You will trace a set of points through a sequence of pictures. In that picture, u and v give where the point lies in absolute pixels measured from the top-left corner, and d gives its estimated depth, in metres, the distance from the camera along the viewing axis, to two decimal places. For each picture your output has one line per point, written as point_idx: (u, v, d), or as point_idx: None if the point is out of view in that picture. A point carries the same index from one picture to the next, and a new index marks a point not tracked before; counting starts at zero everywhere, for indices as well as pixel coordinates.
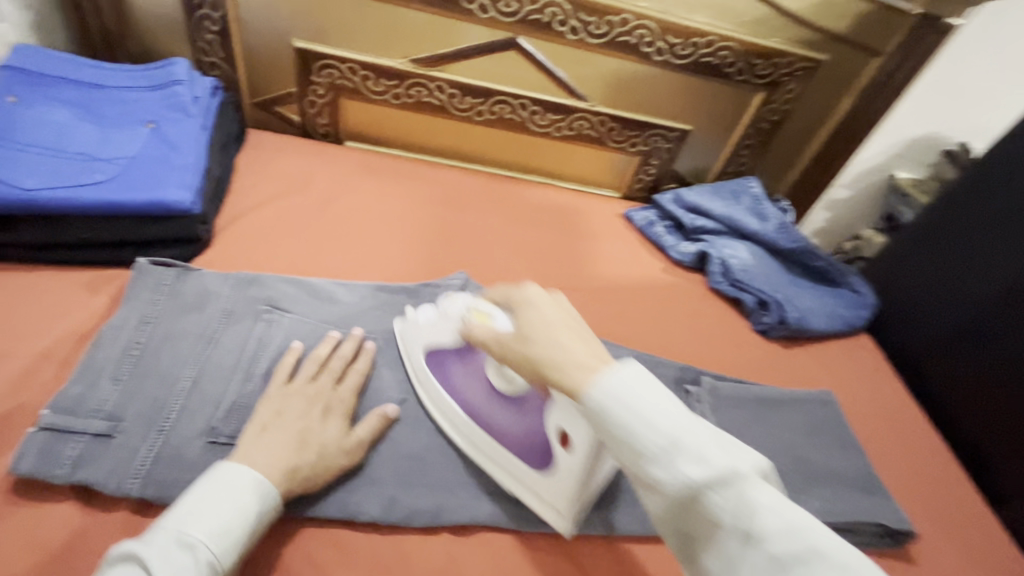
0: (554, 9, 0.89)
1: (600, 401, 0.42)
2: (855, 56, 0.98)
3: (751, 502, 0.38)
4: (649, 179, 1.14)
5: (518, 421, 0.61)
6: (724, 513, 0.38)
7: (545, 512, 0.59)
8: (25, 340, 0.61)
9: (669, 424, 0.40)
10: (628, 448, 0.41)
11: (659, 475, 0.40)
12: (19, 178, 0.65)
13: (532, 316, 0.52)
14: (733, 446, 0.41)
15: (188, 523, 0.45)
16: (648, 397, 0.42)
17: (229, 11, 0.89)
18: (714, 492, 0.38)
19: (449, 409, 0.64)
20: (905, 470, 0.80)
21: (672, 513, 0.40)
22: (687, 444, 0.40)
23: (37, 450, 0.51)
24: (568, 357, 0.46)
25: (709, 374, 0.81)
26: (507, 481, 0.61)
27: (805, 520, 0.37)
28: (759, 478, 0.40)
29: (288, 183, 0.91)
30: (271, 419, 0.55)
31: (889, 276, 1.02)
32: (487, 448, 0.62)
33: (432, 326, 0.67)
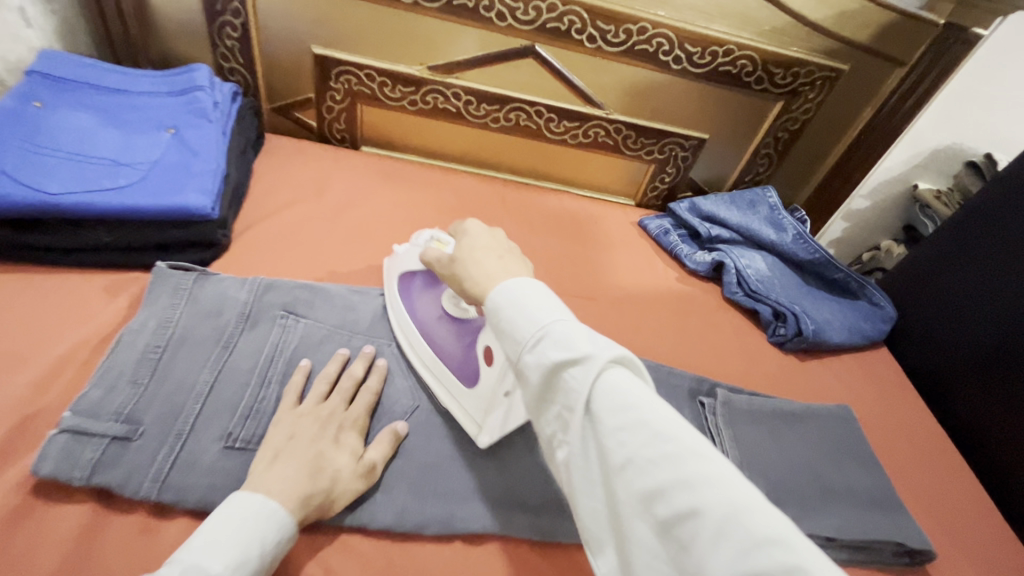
0: (571, 17, 0.89)
1: (497, 302, 0.46)
2: (876, 65, 0.96)
3: (600, 384, 0.39)
4: (664, 187, 1.13)
5: (458, 342, 0.67)
6: (573, 392, 0.39)
7: (467, 423, 0.64)
8: (47, 343, 0.62)
9: (543, 317, 0.42)
10: (509, 338, 0.44)
11: (527, 362, 0.41)
12: (43, 182, 0.66)
13: (465, 243, 0.56)
14: (600, 339, 0.42)
15: (206, 556, 0.44)
16: (529, 295, 0.44)
17: (249, 18, 0.90)
18: (568, 373, 0.39)
19: (404, 322, 0.71)
20: (925, 487, 0.79)
21: (536, 396, 0.42)
22: (553, 331, 0.41)
23: (57, 453, 0.51)
24: (487, 272, 0.51)
25: (724, 386, 0.80)
26: (443, 393, 0.66)
27: (647, 400, 0.38)
28: (616, 365, 0.40)
29: (305, 188, 0.92)
30: (285, 445, 0.55)
31: (911, 289, 1.01)
32: (429, 364, 0.68)
33: (405, 255, 0.74)
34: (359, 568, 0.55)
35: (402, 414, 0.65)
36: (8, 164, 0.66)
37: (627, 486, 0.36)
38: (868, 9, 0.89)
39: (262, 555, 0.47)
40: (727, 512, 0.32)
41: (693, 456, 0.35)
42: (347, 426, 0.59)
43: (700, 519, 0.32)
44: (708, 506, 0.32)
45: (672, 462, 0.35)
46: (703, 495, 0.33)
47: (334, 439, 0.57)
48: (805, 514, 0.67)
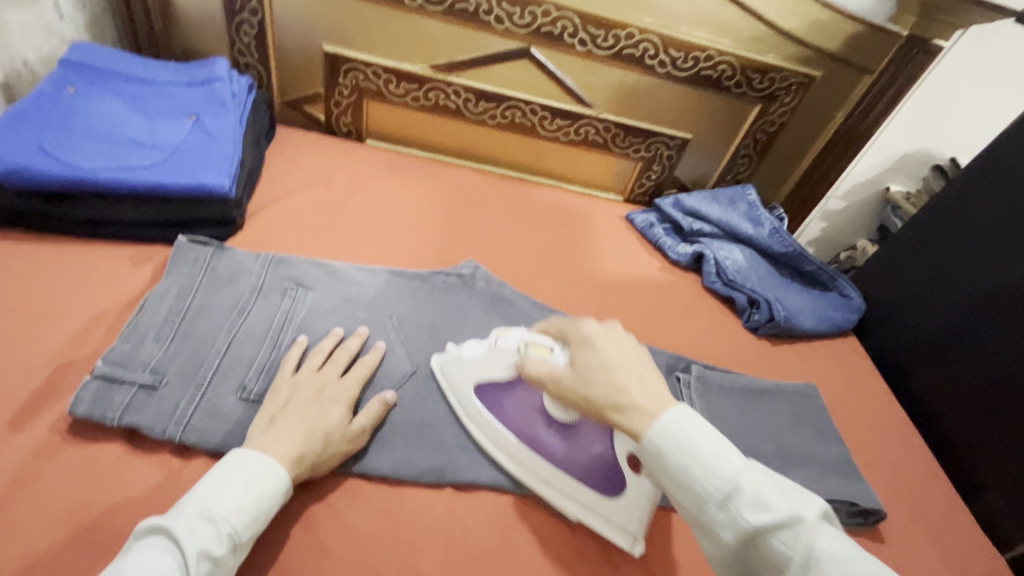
0: (564, 22, 0.96)
1: (665, 448, 0.50)
2: (847, 73, 1.04)
3: (810, 547, 0.45)
4: (650, 184, 1.20)
5: (579, 450, 0.65)
6: (785, 554, 0.45)
7: (620, 538, 0.63)
8: (77, 305, 0.69)
9: (730, 473, 0.48)
10: (693, 493, 0.49)
11: (721, 520, 0.47)
12: (77, 160, 0.73)
13: (594, 348, 0.58)
14: (794, 493, 0.48)
15: (210, 501, 0.50)
16: (710, 447, 0.49)
17: (266, 16, 0.97)
18: (778, 537, 0.45)
19: (505, 437, 0.67)
20: (883, 460, 0.85)
21: (736, 554, 0.48)
22: (745, 489, 0.47)
23: (92, 396, 0.58)
24: (636, 390, 0.54)
25: (699, 364, 0.87)
26: (579, 511, 0.64)
27: (853, 557, 0.44)
28: (819, 523, 0.46)
29: (314, 176, 0.98)
30: (279, 410, 0.59)
31: (879, 282, 1.07)
32: (554, 482, 0.65)
33: (479, 362, 0.68)
34: (359, 508, 0.61)
35: (401, 377, 0.71)
36: (46, 143, 0.73)
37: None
38: (838, 21, 0.97)
39: (261, 503, 0.52)
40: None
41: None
42: (349, 383, 0.65)
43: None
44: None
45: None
46: None
47: (329, 402, 0.62)
48: None
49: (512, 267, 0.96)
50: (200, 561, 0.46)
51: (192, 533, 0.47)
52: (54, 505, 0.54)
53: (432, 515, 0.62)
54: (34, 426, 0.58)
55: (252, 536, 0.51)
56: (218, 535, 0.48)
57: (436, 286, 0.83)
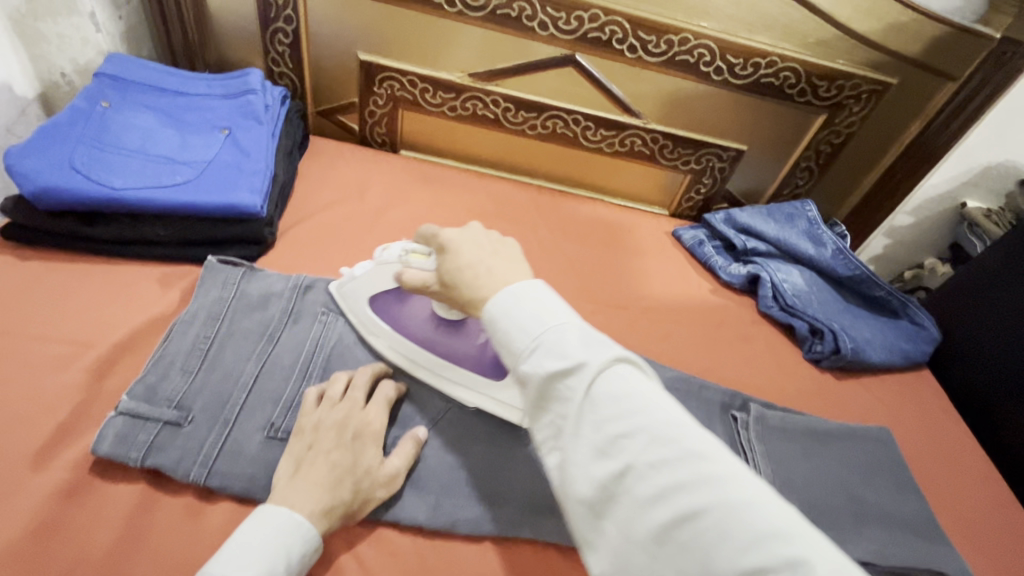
0: (613, 27, 0.89)
1: (493, 312, 0.45)
2: (925, 79, 0.94)
3: (598, 390, 0.40)
4: (699, 198, 1.12)
5: (465, 341, 0.66)
6: (570, 399, 0.40)
7: (511, 416, 0.64)
8: (107, 331, 0.66)
9: (539, 325, 0.43)
10: (505, 349, 0.44)
11: (522, 370, 0.42)
12: (107, 178, 0.71)
13: (452, 252, 0.53)
14: (597, 343, 0.42)
15: (233, 568, 0.45)
16: (528, 305, 0.44)
17: (301, 25, 0.94)
18: (565, 384, 0.40)
19: (398, 340, 0.68)
20: (968, 517, 0.76)
21: (533, 406, 0.42)
22: (549, 342, 0.42)
23: (116, 434, 0.55)
24: (488, 280, 0.49)
25: (757, 402, 0.79)
26: (473, 398, 0.65)
27: (645, 403, 0.39)
28: (614, 367, 0.41)
29: (346, 190, 0.95)
30: (304, 455, 0.55)
31: (957, 312, 0.97)
32: (444, 371, 0.66)
33: (369, 276, 0.67)
34: (391, 562, 0.56)
35: (437, 414, 0.66)
36: (77, 160, 0.71)
37: (628, 494, 0.37)
38: (919, 22, 0.87)
39: (288, 565, 0.48)
40: (727, 510, 0.34)
41: (695, 458, 0.37)
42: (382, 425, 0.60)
43: (701, 518, 0.35)
44: (705, 504, 0.35)
45: (674, 466, 0.37)
46: (718, 498, 0.35)
47: (356, 442, 0.57)
48: (842, 537, 0.66)
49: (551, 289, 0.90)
50: None
51: None
52: (72, 553, 0.50)
53: (468, 570, 0.57)
54: (55, 465, 0.55)
55: None
56: None
57: None
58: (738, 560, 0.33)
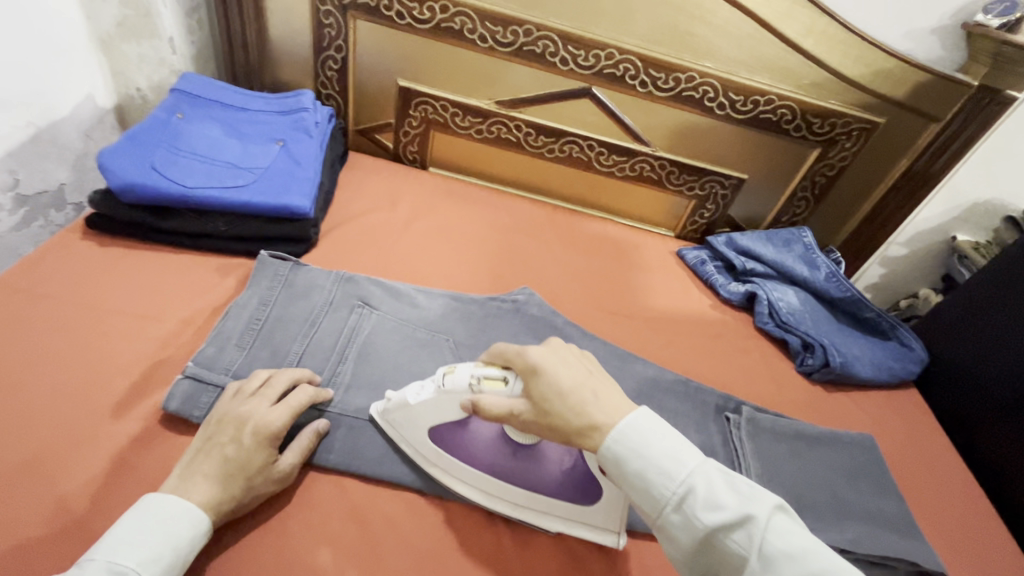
0: (627, 64, 1.00)
1: (628, 459, 0.51)
2: (912, 120, 1.03)
3: (765, 544, 0.46)
4: (703, 222, 1.21)
5: (543, 466, 0.63)
6: (739, 552, 0.47)
7: (603, 539, 0.64)
8: (172, 308, 0.76)
9: (684, 473, 0.50)
10: (652, 498, 0.50)
11: (682, 523, 0.49)
12: (180, 178, 0.81)
13: (545, 374, 0.56)
14: (747, 490, 0.49)
15: (119, 553, 0.49)
16: (670, 452, 0.51)
17: (349, 53, 1.06)
18: (729, 535, 0.47)
19: (470, 472, 0.64)
20: (947, 522, 0.81)
21: (695, 555, 0.49)
22: (699, 492, 0.49)
23: (182, 394, 0.64)
24: (596, 407, 0.54)
25: (750, 405, 0.85)
26: (560, 522, 0.64)
27: (813, 555, 0.45)
28: (774, 517, 0.48)
29: (380, 200, 1.05)
30: (202, 445, 0.58)
31: (946, 337, 1.02)
32: (528, 501, 0.64)
33: (429, 405, 0.62)
34: (411, 519, 0.64)
35: None
36: (156, 163, 0.82)
37: None
38: (904, 70, 0.97)
39: (177, 553, 0.51)
40: None
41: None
42: (276, 417, 0.60)
43: None
44: None
45: None
46: None
47: (252, 441, 0.58)
48: (820, 527, 0.72)
49: (563, 295, 0.98)
50: None
51: None
52: (142, 489, 0.59)
53: (478, 534, 0.64)
54: (130, 416, 0.64)
55: None
56: None
57: (492, 311, 0.87)
58: None
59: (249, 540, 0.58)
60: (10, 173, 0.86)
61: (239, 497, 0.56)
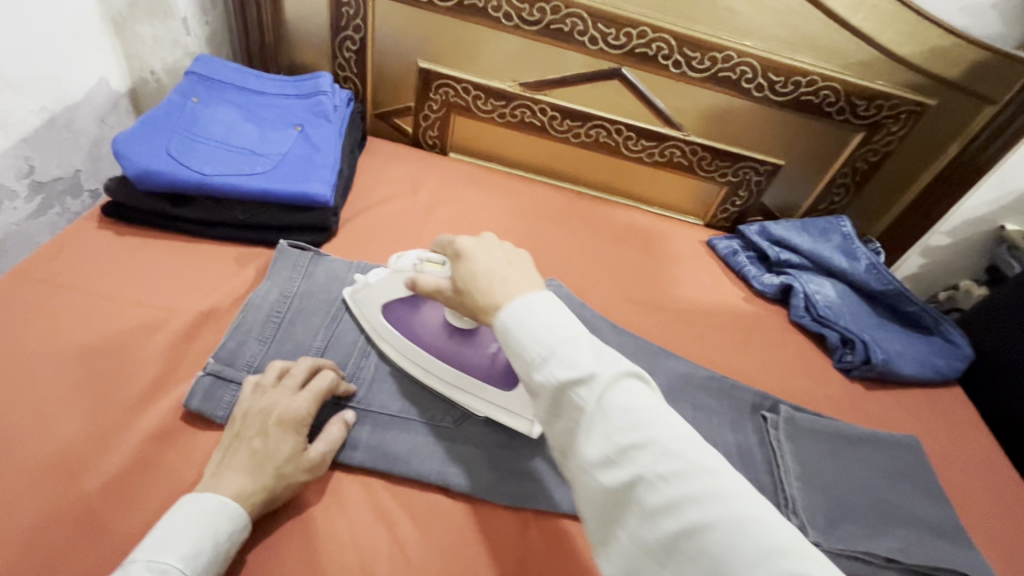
0: (660, 43, 0.94)
1: (505, 321, 0.48)
2: (966, 102, 0.96)
3: (606, 402, 0.42)
4: (734, 210, 1.16)
5: (476, 351, 0.68)
6: (581, 409, 0.43)
7: (520, 426, 0.67)
8: (193, 300, 0.74)
9: (550, 335, 0.46)
10: (519, 357, 0.47)
11: (536, 380, 0.45)
12: (197, 164, 0.78)
13: (467, 259, 0.57)
14: (607, 355, 0.45)
15: (158, 552, 0.46)
16: (538, 315, 0.47)
17: (368, 33, 1.02)
18: (574, 392, 0.43)
19: (409, 346, 0.70)
20: (996, 528, 0.77)
21: (547, 416, 0.46)
22: (560, 353, 0.45)
23: (205, 391, 0.62)
24: (501, 287, 0.52)
25: (787, 404, 0.82)
26: (482, 406, 0.68)
27: (652, 416, 0.42)
28: (623, 380, 0.44)
29: (400, 187, 1.01)
30: (230, 442, 0.56)
31: (993, 333, 0.97)
32: (454, 379, 0.68)
33: (381, 284, 0.69)
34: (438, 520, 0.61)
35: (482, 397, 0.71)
36: (172, 148, 0.79)
37: (639, 502, 0.40)
38: (959, 48, 0.90)
39: (216, 547, 0.49)
40: (732, 520, 0.37)
41: (703, 472, 0.40)
42: (300, 404, 0.58)
43: (707, 529, 0.37)
44: (715, 516, 0.38)
45: (685, 480, 0.39)
46: (725, 511, 0.38)
47: (278, 431, 0.56)
48: (864, 532, 0.68)
49: (589, 286, 0.95)
50: None
51: None
52: (166, 488, 0.57)
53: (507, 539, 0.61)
54: (153, 412, 0.62)
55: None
56: None
57: None
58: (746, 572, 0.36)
59: (275, 541, 0.56)
60: (25, 159, 0.84)
61: (273, 489, 0.54)
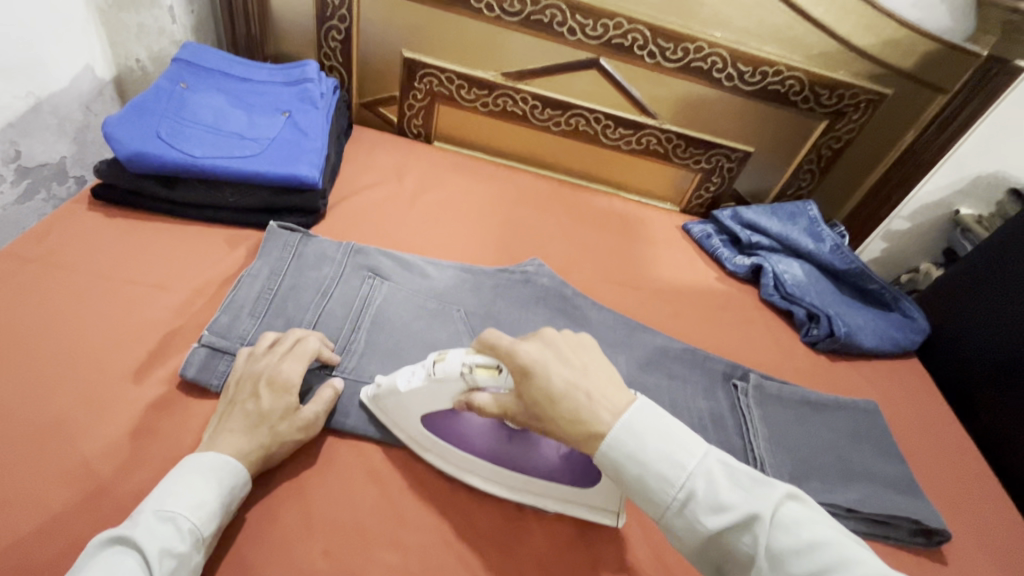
0: (635, 34, 0.99)
1: (620, 460, 0.51)
2: (921, 93, 1.03)
3: (768, 535, 0.46)
4: (708, 196, 1.20)
5: (541, 452, 0.62)
6: (747, 544, 0.47)
7: (606, 520, 0.63)
8: (184, 278, 0.76)
9: (686, 476, 0.49)
10: (657, 503, 0.50)
11: (689, 524, 0.48)
12: (186, 148, 0.80)
13: (535, 376, 0.53)
14: (746, 484, 0.48)
15: (166, 501, 0.49)
16: (664, 451, 0.50)
17: (353, 23, 1.04)
18: (735, 531, 0.47)
19: (468, 459, 0.63)
20: (946, 483, 0.83)
21: (707, 552, 0.49)
22: (702, 495, 0.48)
23: (200, 362, 0.65)
24: (592, 409, 0.52)
25: (757, 373, 0.87)
26: (562, 506, 0.63)
27: (819, 542, 0.45)
28: (777, 507, 0.47)
29: (387, 173, 1.04)
30: (225, 407, 0.59)
31: (947, 307, 1.04)
32: (525, 486, 0.63)
33: (420, 394, 0.60)
34: (430, 481, 0.64)
35: None
36: (162, 133, 0.81)
37: None
38: (912, 40, 0.97)
39: (220, 499, 0.52)
40: None
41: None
42: (287, 367, 0.61)
43: None
44: None
45: None
46: None
47: (269, 392, 0.59)
48: (825, 487, 0.73)
49: (570, 268, 0.99)
50: (164, 558, 0.46)
51: (152, 533, 0.47)
52: (165, 452, 0.59)
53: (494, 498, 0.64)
54: (149, 381, 0.64)
55: (216, 528, 0.51)
56: (180, 531, 0.48)
57: (503, 283, 0.87)
58: None
59: (273, 500, 0.59)
60: (10, 144, 0.85)
61: (269, 447, 0.57)
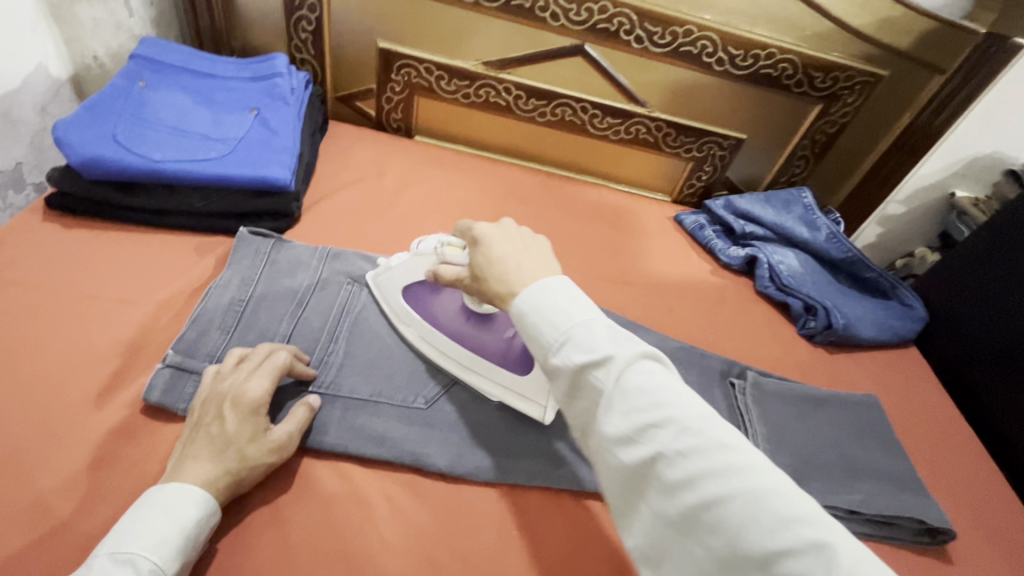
0: (621, 18, 0.94)
1: (523, 307, 0.49)
2: (919, 73, 1.00)
3: (625, 382, 0.43)
4: (700, 184, 1.17)
5: (493, 335, 0.69)
6: (600, 390, 0.43)
7: (534, 412, 0.67)
8: (149, 292, 0.71)
9: (569, 322, 0.46)
10: (537, 345, 0.47)
11: (554, 363, 0.46)
12: (147, 150, 0.75)
13: (484, 246, 0.57)
14: (625, 339, 0.45)
15: (124, 542, 0.46)
16: (557, 301, 0.47)
17: (324, 13, 0.99)
18: (594, 374, 0.44)
19: (426, 329, 0.71)
20: (949, 476, 0.81)
21: (568, 398, 0.46)
22: (578, 338, 0.45)
23: (164, 384, 0.61)
24: (517, 273, 0.52)
25: (755, 370, 0.84)
26: (498, 392, 0.68)
27: (671, 395, 0.42)
28: (640, 361, 0.44)
29: (365, 170, 0.99)
30: (190, 431, 0.55)
31: (944, 291, 1.01)
32: (470, 364, 0.69)
33: (403, 266, 0.71)
34: (417, 500, 0.61)
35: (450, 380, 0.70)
36: (120, 135, 0.75)
37: (659, 478, 0.41)
38: (908, 17, 0.93)
39: (183, 535, 0.48)
40: (751, 495, 0.37)
41: (721, 446, 0.39)
42: (256, 385, 0.57)
43: (728, 504, 0.38)
44: (733, 489, 0.38)
45: (703, 455, 0.39)
46: (750, 487, 0.38)
47: (236, 415, 0.55)
48: (827, 486, 0.71)
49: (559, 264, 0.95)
50: None
51: None
52: (130, 482, 0.55)
53: (484, 514, 0.61)
54: (112, 405, 0.60)
55: (181, 566, 0.48)
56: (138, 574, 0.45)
57: None
58: (764, 541, 0.36)
59: (249, 529, 0.55)
60: None
61: (237, 474, 0.53)
